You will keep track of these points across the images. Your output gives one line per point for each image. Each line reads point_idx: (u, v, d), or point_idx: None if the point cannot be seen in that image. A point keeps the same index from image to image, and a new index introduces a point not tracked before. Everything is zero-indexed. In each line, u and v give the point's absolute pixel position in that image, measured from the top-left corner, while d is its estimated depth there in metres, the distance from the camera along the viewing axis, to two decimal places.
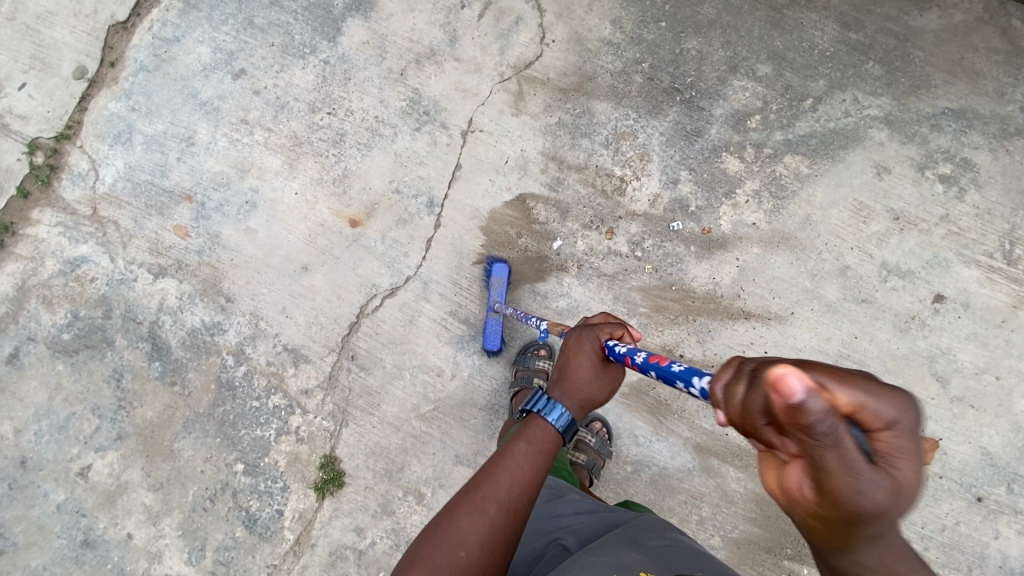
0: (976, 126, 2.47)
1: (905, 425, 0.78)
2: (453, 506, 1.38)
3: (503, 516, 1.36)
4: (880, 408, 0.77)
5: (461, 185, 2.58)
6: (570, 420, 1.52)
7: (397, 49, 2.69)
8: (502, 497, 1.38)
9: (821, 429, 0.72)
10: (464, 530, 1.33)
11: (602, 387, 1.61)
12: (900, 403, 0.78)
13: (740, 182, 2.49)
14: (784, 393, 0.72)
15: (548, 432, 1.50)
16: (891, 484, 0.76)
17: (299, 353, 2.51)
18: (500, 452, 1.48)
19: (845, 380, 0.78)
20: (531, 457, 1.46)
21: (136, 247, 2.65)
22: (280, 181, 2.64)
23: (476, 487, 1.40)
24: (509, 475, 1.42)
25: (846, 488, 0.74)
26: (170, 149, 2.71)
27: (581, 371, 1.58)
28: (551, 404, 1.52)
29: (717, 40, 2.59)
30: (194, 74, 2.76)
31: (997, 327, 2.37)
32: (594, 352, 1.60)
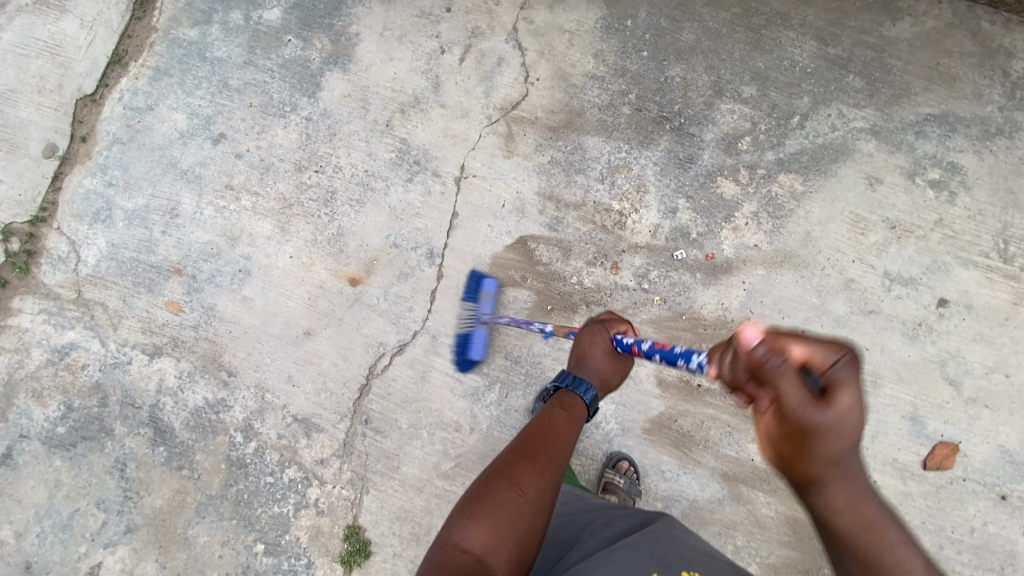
0: (958, 130, 2.53)
1: (845, 367, 1.20)
2: (510, 457, 1.43)
3: (552, 465, 1.43)
4: (824, 357, 1.21)
5: (459, 233, 2.55)
6: (592, 394, 1.67)
7: (381, 99, 2.65)
8: (550, 448, 1.46)
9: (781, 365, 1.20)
10: (521, 475, 1.38)
11: (618, 371, 1.74)
12: (844, 357, 1.21)
13: (738, 205, 2.50)
14: (750, 339, 1.26)
15: (577, 402, 1.64)
16: (836, 412, 1.15)
17: (311, 422, 2.44)
18: (542, 416, 1.59)
19: (805, 341, 1.23)
20: (568, 420, 1.58)
21: (128, 328, 2.54)
22: (272, 245, 2.56)
23: (529, 441, 1.48)
24: (552, 432, 1.52)
25: (801, 408, 1.16)
26: (154, 222, 2.62)
27: (598, 357, 1.71)
28: (577, 381, 1.67)
29: (700, 65, 2.60)
30: (172, 142, 2.68)
31: (1000, 326, 2.41)
32: (608, 341, 1.74)
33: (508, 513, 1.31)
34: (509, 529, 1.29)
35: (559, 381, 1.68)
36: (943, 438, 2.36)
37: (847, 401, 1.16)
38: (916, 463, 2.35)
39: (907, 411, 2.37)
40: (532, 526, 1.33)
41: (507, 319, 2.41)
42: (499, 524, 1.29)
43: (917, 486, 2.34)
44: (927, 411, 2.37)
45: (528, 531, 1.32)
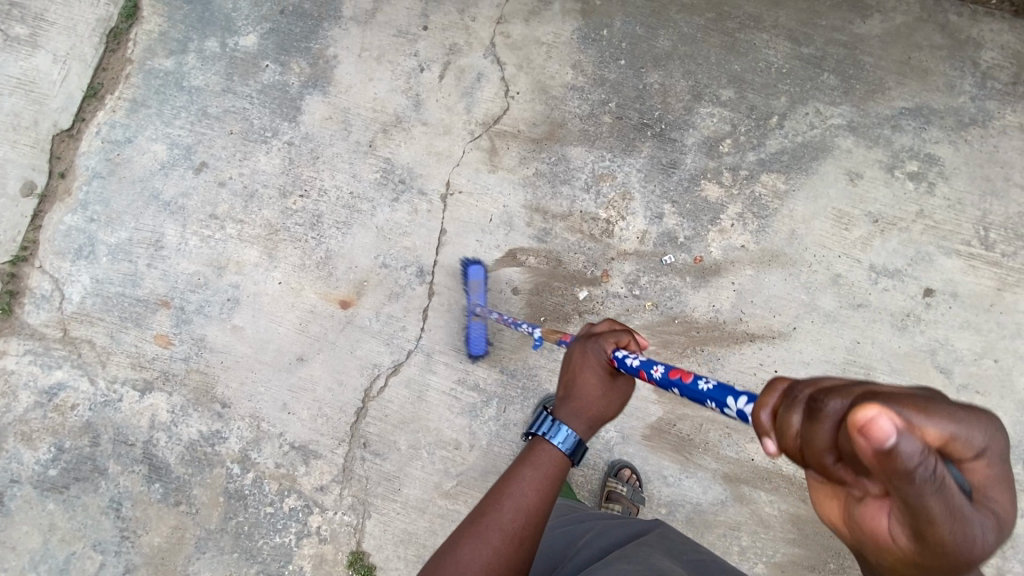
0: (932, 121, 2.58)
1: (993, 451, 0.75)
2: (460, 531, 1.30)
3: (504, 543, 1.27)
4: (965, 436, 0.73)
5: (448, 250, 2.54)
6: (579, 439, 1.38)
7: (362, 120, 2.64)
8: (506, 523, 1.28)
9: (930, 476, 0.66)
10: (468, 557, 1.25)
11: (612, 401, 1.47)
12: (983, 433, 0.75)
13: (723, 207, 2.53)
14: (877, 438, 0.64)
15: (553, 452, 1.37)
16: (988, 525, 0.73)
17: (308, 449, 2.41)
18: (506, 474, 1.38)
19: (932, 413, 0.72)
20: (536, 482, 1.34)
21: (117, 365, 2.51)
22: (260, 272, 2.54)
23: (484, 510, 1.31)
24: (513, 496, 1.32)
25: (951, 534, 0.70)
26: (138, 256, 2.59)
27: (587, 389, 1.45)
28: (556, 425, 1.38)
29: (677, 71, 2.63)
30: (153, 174, 2.65)
31: (986, 312, 2.45)
32: (601, 366, 1.45)
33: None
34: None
35: (536, 427, 1.39)
36: None
37: (994, 500, 0.74)
38: None
39: None
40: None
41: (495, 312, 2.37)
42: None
43: None
44: None
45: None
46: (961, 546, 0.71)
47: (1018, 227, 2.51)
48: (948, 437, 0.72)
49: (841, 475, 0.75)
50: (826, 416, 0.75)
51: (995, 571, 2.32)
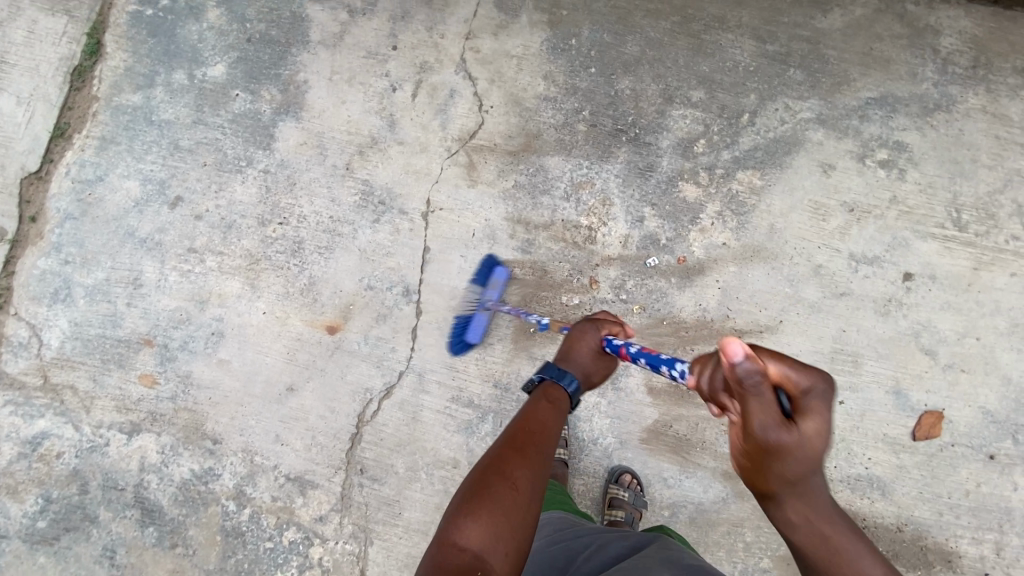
0: (898, 109, 2.64)
1: (817, 393, 1.18)
2: (498, 456, 1.43)
3: (541, 459, 1.44)
4: (796, 380, 1.19)
5: (433, 267, 2.52)
6: (577, 388, 1.67)
7: (337, 143, 2.63)
8: (538, 443, 1.48)
9: (758, 387, 1.14)
10: (513, 471, 1.38)
11: (600, 370, 1.77)
12: (813, 381, 1.19)
13: (702, 207, 2.55)
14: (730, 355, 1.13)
15: (562, 394, 1.64)
16: (805, 434, 1.16)
17: (305, 479, 2.37)
18: (528, 411, 1.59)
19: (779, 360, 1.21)
20: (555, 412, 1.59)
21: (101, 409, 2.45)
22: (243, 303, 2.50)
23: (517, 436, 1.48)
24: (538, 425, 1.54)
25: (772, 430, 1.15)
26: (117, 295, 2.54)
27: (582, 355, 1.73)
28: (562, 374, 1.67)
29: (647, 75, 2.66)
30: (127, 211, 2.61)
31: (965, 292, 2.50)
32: (596, 339, 1.76)
33: (503, 508, 1.31)
34: (506, 526, 1.29)
35: (545, 373, 1.68)
36: (928, 407, 2.42)
37: (813, 426, 1.16)
38: (906, 435, 2.41)
39: (890, 386, 2.43)
40: (526, 520, 1.33)
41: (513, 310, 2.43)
42: (496, 519, 1.29)
43: (910, 458, 2.39)
44: (908, 383, 2.43)
45: (523, 526, 1.32)
46: (779, 439, 1.15)
47: (988, 207, 2.57)
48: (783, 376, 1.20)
49: (734, 399, 1.17)
50: (721, 359, 1.24)
51: (994, 546, 2.35)
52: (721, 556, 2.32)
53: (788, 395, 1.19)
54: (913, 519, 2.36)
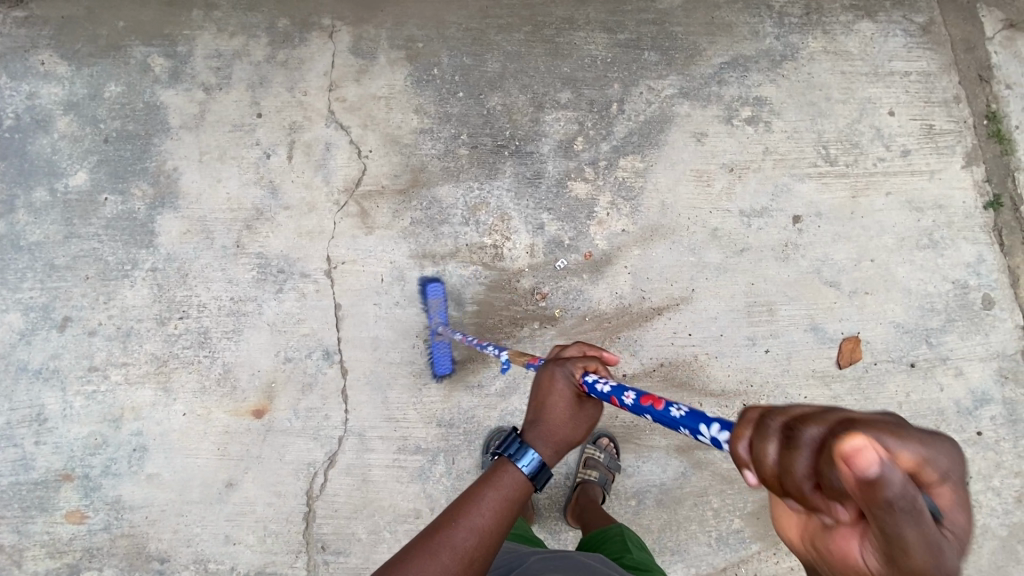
0: (751, 68, 2.79)
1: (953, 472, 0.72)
2: (412, 549, 1.26)
3: (457, 563, 1.24)
4: (935, 459, 0.71)
5: (349, 322, 2.47)
6: (543, 464, 1.37)
7: (223, 223, 2.56)
8: (459, 542, 1.26)
9: (907, 500, 0.63)
10: (419, 572, 1.22)
11: (579, 426, 1.48)
12: (950, 452, 0.74)
13: (595, 200, 2.63)
14: (861, 468, 0.61)
15: (517, 477, 1.35)
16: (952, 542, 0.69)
17: (265, 573, 2.26)
18: (467, 493, 1.36)
19: (904, 437, 0.70)
20: (496, 506, 1.32)
21: (33, 559, 2.25)
22: (161, 410, 2.38)
23: (438, 527, 1.28)
24: (471, 517, 1.30)
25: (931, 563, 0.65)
26: (22, 436, 2.35)
27: (554, 414, 1.46)
28: (523, 448, 1.37)
29: (514, 88, 2.72)
30: (14, 346, 2.43)
31: (850, 220, 2.65)
32: (569, 391, 1.48)
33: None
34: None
35: (503, 448, 1.38)
36: (845, 334, 2.54)
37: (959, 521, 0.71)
38: (832, 366, 2.51)
39: (807, 324, 2.54)
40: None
41: (458, 333, 2.38)
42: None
43: (842, 386, 2.50)
44: (821, 317, 2.55)
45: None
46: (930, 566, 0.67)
47: (852, 137, 2.73)
48: (920, 461, 0.69)
49: (815, 503, 0.73)
50: (803, 444, 0.72)
51: None
52: (694, 530, 2.33)
53: (926, 489, 0.70)
54: None
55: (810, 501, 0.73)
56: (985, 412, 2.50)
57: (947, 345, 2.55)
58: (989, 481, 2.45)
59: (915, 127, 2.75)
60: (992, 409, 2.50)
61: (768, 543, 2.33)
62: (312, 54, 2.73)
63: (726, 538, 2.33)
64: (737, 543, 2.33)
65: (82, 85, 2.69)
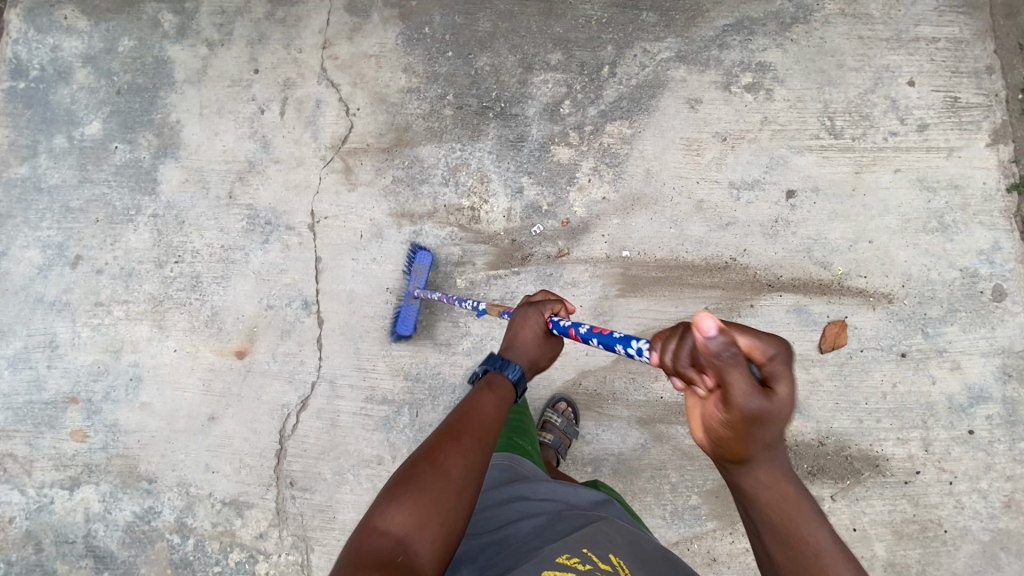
0: (756, 31, 2.60)
1: (783, 358, 0.97)
2: (432, 439, 1.34)
3: (483, 444, 1.34)
4: (763, 346, 0.98)
5: (328, 275, 2.56)
6: (523, 376, 1.58)
7: (218, 174, 2.68)
8: (481, 428, 1.37)
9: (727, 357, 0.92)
10: (450, 454, 1.28)
11: (546, 356, 1.66)
12: (772, 342, 0.97)
13: (577, 166, 2.58)
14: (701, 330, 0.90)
15: (506, 384, 1.54)
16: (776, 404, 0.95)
17: (239, 501, 2.44)
18: (469, 398, 1.48)
19: (743, 327, 0.99)
20: (498, 402, 1.47)
21: (41, 469, 2.52)
22: (155, 345, 2.58)
23: (454, 422, 1.37)
24: (478, 413, 1.42)
25: (744, 403, 0.93)
26: (37, 360, 2.60)
27: (528, 341, 1.64)
28: (505, 364, 1.58)
29: (504, 48, 2.67)
30: (32, 279, 2.67)
31: (851, 197, 2.48)
32: (539, 326, 1.65)
33: (434, 495, 1.19)
34: (436, 513, 1.17)
35: (486, 365, 1.59)
36: (831, 318, 2.41)
37: (786, 396, 0.96)
38: (814, 349, 2.40)
39: (790, 305, 2.43)
40: (459, 508, 1.21)
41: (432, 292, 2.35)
42: (422, 508, 1.17)
43: (822, 372, 2.39)
44: (808, 299, 2.43)
45: (459, 514, 1.21)
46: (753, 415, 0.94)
47: (862, 108, 2.53)
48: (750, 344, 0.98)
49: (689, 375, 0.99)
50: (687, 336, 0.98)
51: (921, 443, 2.34)
52: (649, 501, 2.32)
53: (758, 365, 0.98)
54: (833, 430, 2.36)
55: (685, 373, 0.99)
56: (981, 410, 2.34)
57: (946, 336, 2.38)
58: (975, 483, 2.31)
59: (937, 99, 2.52)
60: (989, 408, 2.34)
61: (724, 523, 2.30)
62: (309, 11, 2.77)
63: (681, 513, 2.31)
64: (691, 519, 2.31)
65: (100, 39, 2.84)
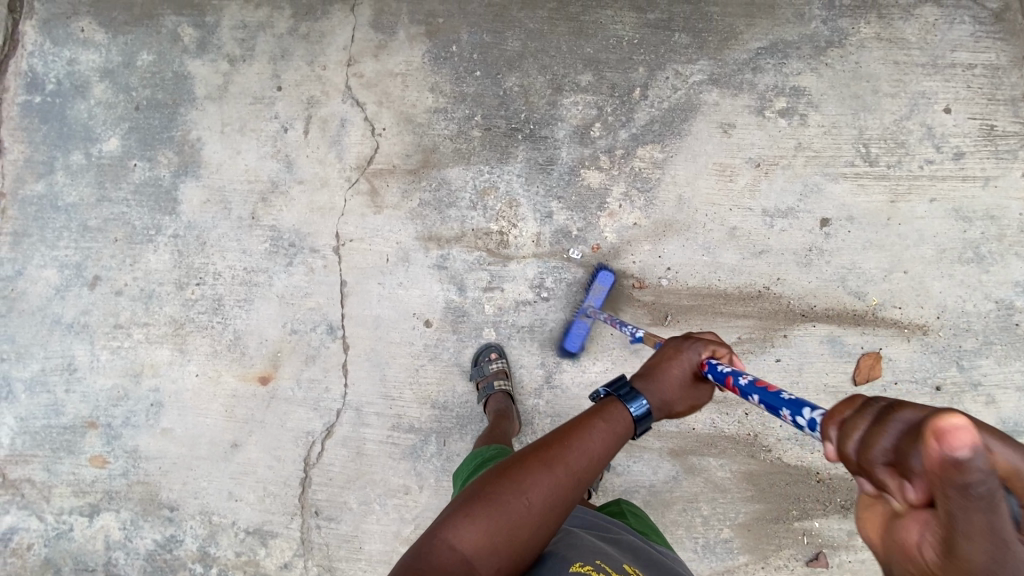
0: (791, 54, 2.56)
1: None
2: (525, 457, 1.32)
3: (569, 481, 1.29)
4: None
5: (353, 299, 2.52)
6: (648, 415, 1.42)
7: (240, 195, 2.63)
8: (575, 463, 1.30)
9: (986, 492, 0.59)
10: (532, 481, 1.27)
11: (682, 401, 1.48)
12: None
13: (608, 191, 2.53)
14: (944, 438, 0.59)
15: (624, 418, 1.40)
16: None
17: (262, 530, 2.40)
18: (577, 422, 1.39)
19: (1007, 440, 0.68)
20: (608, 437, 1.36)
21: (60, 496, 2.47)
22: (177, 369, 2.53)
23: (552, 445, 1.33)
24: (581, 447, 1.33)
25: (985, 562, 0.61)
26: (55, 383, 2.55)
27: (669, 378, 1.47)
28: (633, 394, 1.44)
29: (533, 68, 2.62)
30: (49, 300, 2.61)
31: (886, 226, 2.44)
32: (690, 366, 1.48)
33: (507, 522, 1.22)
34: (503, 541, 1.20)
35: (614, 386, 1.48)
36: (865, 349, 2.38)
37: None
38: (847, 381, 2.38)
39: (824, 336, 2.40)
40: (528, 538, 1.23)
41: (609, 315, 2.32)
42: (493, 531, 1.21)
43: None
44: (842, 330, 2.40)
45: (523, 545, 1.23)
46: None
47: (897, 135, 2.50)
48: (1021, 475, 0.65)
49: (886, 483, 0.73)
50: (895, 423, 0.75)
51: None
52: (681, 534, 2.30)
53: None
54: None
55: (882, 479, 0.73)
56: None
57: (980, 369, 2.36)
58: None
59: (974, 127, 2.49)
60: None
61: (757, 557, 2.28)
62: (333, 27, 2.71)
63: (713, 546, 2.29)
64: (723, 553, 2.29)
65: (117, 52, 2.77)
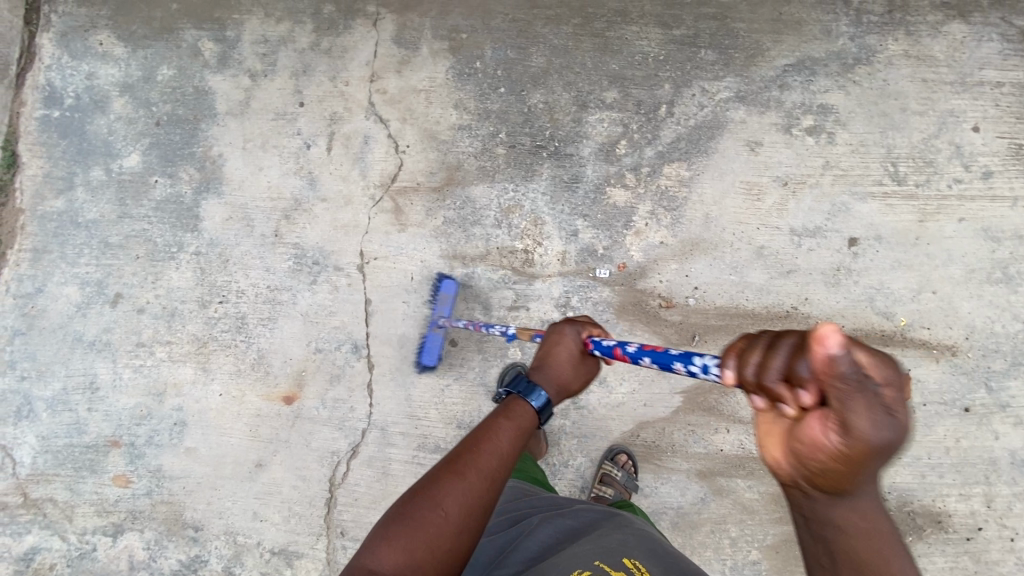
0: (818, 71, 2.54)
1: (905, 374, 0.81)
2: (436, 472, 1.28)
3: (483, 484, 1.27)
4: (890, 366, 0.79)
5: (378, 318, 2.50)
6: (548, 402, 1.47)
7: (262, 212, 2.61)
8: (484, 465, 1.29)
9: (853, 377, 0.75)
10: (446, 492, 1.24)
11: (579, 379, 1.56)
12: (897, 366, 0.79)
13: (634, 209, 2.52)
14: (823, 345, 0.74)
15: (527, 412, 1.44)
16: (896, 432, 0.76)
17: (288, 551, 2.39)
18: (483, 424, 1.40)
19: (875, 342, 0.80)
20: (513, 433, 1.38)
21: (83, 515, 2.46)
22: (200, 388, 2.51)
23: (460, 454, 1.31)
24: (491, 448, 1.33)
25: (867, 431, 0.76)
26: (77, 402, 2.53)
27: (561, 362, 1.53)
28: (532, 386, 1.48)
29: (558, 85, 2.60)
30: (70, 317, 2.59)
31: (914, 246, 2.43)
32: (575, 345, 1.56)
33: (426, 538, 1.18)
34: (425, 558, 1.16)
35: (512, 384, 1.50)
36: None
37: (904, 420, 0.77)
38: None
39: None
40: (450, 551, 1.20)
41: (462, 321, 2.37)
42: (413, 549, 1.17)
43: None
44: None
45: (446, 557, 1.19)
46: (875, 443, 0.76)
47: (926, 154, 2.48)
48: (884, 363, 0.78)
49: (781, 395, 0.84)
50: (780, 346, 0.85)
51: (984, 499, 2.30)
52: (709, 556, 2.29)
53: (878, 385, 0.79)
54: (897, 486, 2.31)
55: (777, 393, 0.84)
56: None
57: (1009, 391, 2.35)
58: None
59: (1002, 146, 2.47)
60: None
61: None
62: (355, 42, 2.69)
63: (741, 568, 2.28)
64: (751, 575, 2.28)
65: (137, 67, 2.75)
